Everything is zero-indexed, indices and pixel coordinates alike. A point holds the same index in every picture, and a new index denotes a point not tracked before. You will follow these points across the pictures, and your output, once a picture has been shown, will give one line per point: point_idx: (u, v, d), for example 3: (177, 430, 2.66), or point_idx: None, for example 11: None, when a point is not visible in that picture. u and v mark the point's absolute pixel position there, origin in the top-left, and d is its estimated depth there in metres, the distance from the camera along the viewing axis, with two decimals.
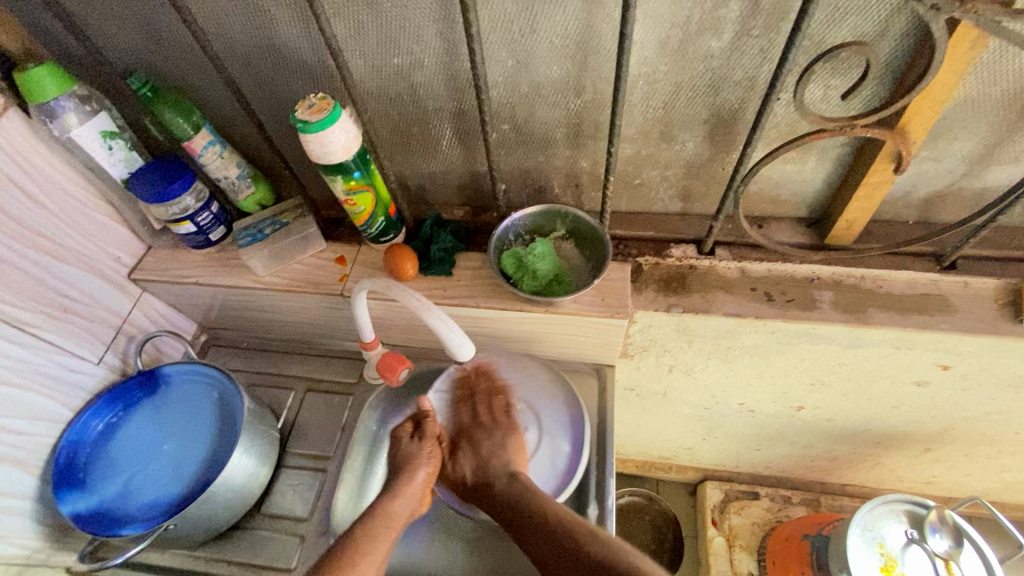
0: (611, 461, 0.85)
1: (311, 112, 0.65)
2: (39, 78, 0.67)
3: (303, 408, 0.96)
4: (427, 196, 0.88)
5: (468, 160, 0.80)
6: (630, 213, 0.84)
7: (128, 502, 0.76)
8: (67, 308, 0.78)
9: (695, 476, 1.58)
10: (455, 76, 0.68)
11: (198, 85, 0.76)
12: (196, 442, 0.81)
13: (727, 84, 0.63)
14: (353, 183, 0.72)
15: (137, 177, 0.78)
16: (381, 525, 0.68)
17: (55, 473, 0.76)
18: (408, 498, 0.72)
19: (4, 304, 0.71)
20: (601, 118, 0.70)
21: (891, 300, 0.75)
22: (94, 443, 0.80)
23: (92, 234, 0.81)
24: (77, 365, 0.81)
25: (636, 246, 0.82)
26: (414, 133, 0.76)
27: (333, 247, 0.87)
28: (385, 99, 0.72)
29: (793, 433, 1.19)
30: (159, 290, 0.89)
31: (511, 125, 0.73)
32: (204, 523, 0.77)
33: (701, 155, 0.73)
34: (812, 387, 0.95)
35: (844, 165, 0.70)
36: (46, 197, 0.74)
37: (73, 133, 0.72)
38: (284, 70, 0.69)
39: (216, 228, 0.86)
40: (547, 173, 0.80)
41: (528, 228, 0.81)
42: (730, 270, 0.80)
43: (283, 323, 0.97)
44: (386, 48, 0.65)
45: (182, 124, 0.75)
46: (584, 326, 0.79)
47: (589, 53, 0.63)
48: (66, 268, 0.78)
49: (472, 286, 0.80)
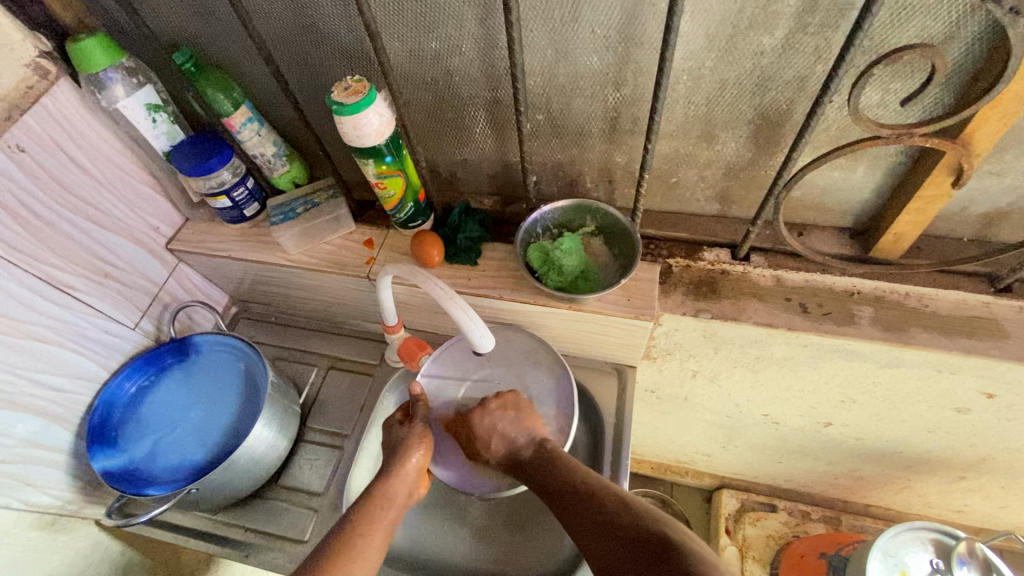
0: (626, 463, 0.84)
1: (346, 95, 0.65)
2: (89, 49, 0.69)
3: (324, 385, 0.98)
4: (458, 183, 0.87)
5: (500, 150, 0.79)
6: (663, 212, 0.82)
7: (155, 463, 0.79)
8: (106, 274, 0.81)
9: (711, 482, 1.55)
10: (493, 63, 0.66)
11: (239, 63, 0.77)
12: (221, 410, 0.84)
13: (776, 83, 0.60)
14: (385, 168, 0.72)
15: (178, 151, 0.80)
16: (378, 507, 0.68)
17: (89, 430, 0.79)
18: (404, 486, 0.71)
19: (49, 267, 0.73)
20: (639, 114, 0.68)
21: (937, 320, 0.71)
22: (127, 404, 0.84)
23: (133, 203, 0.84)
24: (115, 330, 0.84)
25: (666, 247, 0.80)
26: (448, 119, 0.76)
27: (362, 229, 0.88)
28: (421, 83, 0.71)
29: (818, 448, 1.15)
30: (194, 261, 0.92)
31: (546, 116, 0.71)
32: (225, 489, 0.80)
33: (743, 156, 0.70)
34: (841, 404, 0.92)
35: (896, 175, 0.66)
36: (92, 165, 0.76)
37: (119, 104, 0.74)
38: (323, 50, 0.69)
39: (251, 204, 0.88)
40: (580, 167, 0.78)
41: (557, 223, 0.80)
42: (764, 278, 0.77)
43: (310, 301, 0.98)
44: (424, 32, 0.65)
45: (223, 100, 0.77)
46: (608, 325, 0.78)
47: (631, 45, 0.60)
48: (108, 235, 0.80)
49: (497, 278, 0.80)
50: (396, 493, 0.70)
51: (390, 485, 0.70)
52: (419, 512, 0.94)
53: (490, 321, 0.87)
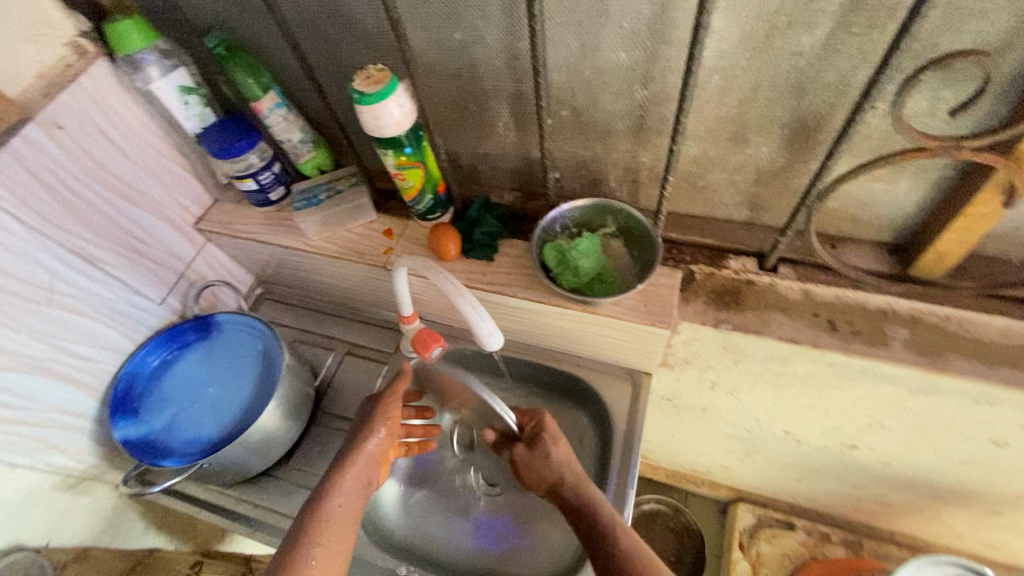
0: (634, 471, 0.82)
1: (368, 84, 0.64)
2: (125, 31, 0.71)
3: (340, 369, 0.99)
4: (479, 177, 0.86)
5: (523, 144, 0.77)
6: (690, 216, 0.79)
7: (171, 435, 0.82)
8: (135, 250, 0.84)
9: (728, 495, 1.51)
10: (517, 56, 0.65)
11: (268, 48, 0.78)
12: (237, 389, 0.86)
13: (815, 86, 0.56)
14: (404, 158, 0.71)
15: (209, 133, 0.81)
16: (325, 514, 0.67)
17: (112, 399, 0.82)
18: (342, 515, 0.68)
19: (81, 241, 0.76)
20: (667, 113, 0.65)
21: (978, 348, 0.66)
22: (150, 376, 0.86)
23: (164, 182, 0.86)
24: (142, 304, 0.87)
25: (690, 253, 0.77)
26: (471, 111, 0.75)
27: (383, 218, 0.88)
28: (445, 74, 0.70)
29: (841, 470, 1.10)
30: (220, 241, 0.94)
31: (570, 112, 0.69)
32: (237, 465, 0.82)
33: (776, 163, 0.66)
34: (869, 427, 0.87)
35: (943, 190, 0.62)
36: (125, 144, 0.79)
37: (153, 86, 0.76)
38: (348, 37, 0.69)
39: (276, 188, 0.89)
40: (605, 166, 0.76)
41: (576, 222, 0.78)
42: (792, 290, 0.73)
43: (330, 286, 1.00)
44: (449, 22, 0.63)
45: (252, 84, 0.78)
46: (623, 330, 0.76)
47: (661, 41, 0.58)
48: (138, 212, 0.83)
49: (512, 275, 0.79)
50: (331, 517, 0.67)
51: (322, 510, 0.67)
52: (424, 502, 0.94)
53: (503, 318, 0.86)
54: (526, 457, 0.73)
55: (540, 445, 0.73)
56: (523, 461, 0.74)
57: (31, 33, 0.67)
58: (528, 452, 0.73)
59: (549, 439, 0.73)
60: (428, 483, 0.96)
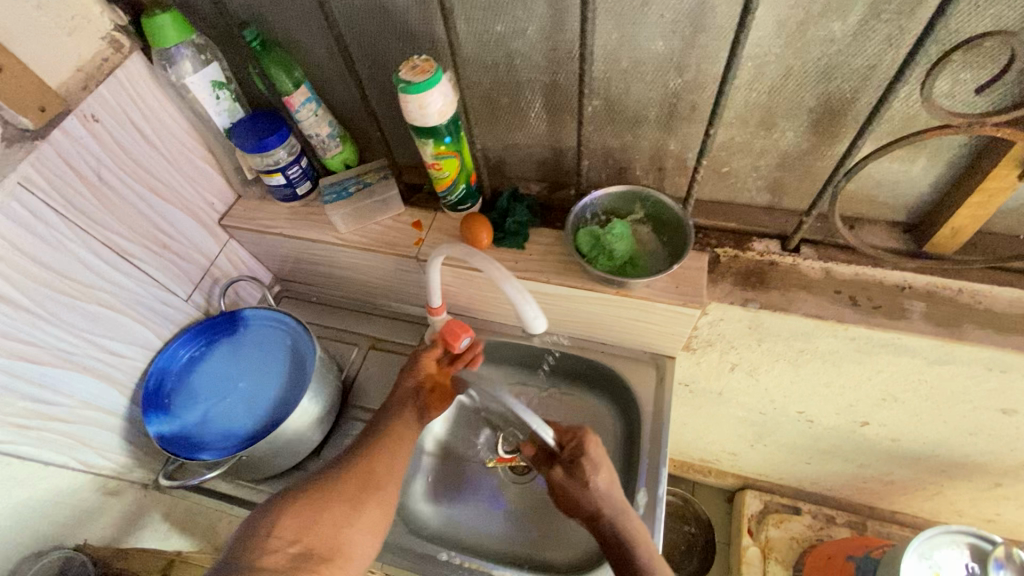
0: (666, 450, 0.85)
1: (414, 73, 0.66)
2: (163, 25, 0.71)
3: (365, 364, 1.00)
4: (506, 169, 0.88)
5: (553, 135, 0.80)
6: (713, 202, 0.82)
7: (205, 430, 0.81)
8: (164, 245, 0.83)
9: (734, 483, 1.55)
10: (556, 47, 0.67)
11: (301, 43, 0.79)
12: (268, 383, 0.85)
13: (842, 72, 0.60)
14: (442, 148, 0.73)
15: (238, 127, 0.82)
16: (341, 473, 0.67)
17: (144, 396, 0.80)
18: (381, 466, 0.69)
19: (114, 234, 0.76)
20: (699, 100, 0.69)
21: (991, 317, 0.71)
22: (179, 372, 0.85)
23: (192, 177, 0.86)
24: (169, 300, 0.86)
25: (715, 237, 0.81)
26: (502, 103, 0.77)
27: (410, 211, 0.90)
28: (481, 66, 0.73)
29: (850, 449, 1.14)
30: (244, 237, 0.94)
31: (603, 102, 0.72)
32: (273, 457, 0.82)
33: (800, 146, 0.70)
34: (882, 403, 0.91)
35: (957, 168, 0.66)
36: (156, 138, 0.79)
37: (187, 80, 0.77)
38: (388, 31, 0.71)
39: (303, 183, 0.89)
40: (632, 155, 0.79)
41: (605, 210, 0.81)
42: (814, 269, 0.77)
43: (353, 282, 1.00)
44: (492, 14, 0.66)
45: (285, 79, 0.79)
46: (654, 311, 0.79)
47: (698, 29, 0.61)
48: (167, 207, 0.83)
49: (544, 261, 0.81)
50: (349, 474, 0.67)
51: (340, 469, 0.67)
52: (454, 492, 0.95)
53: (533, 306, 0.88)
54: (563, 481, 0.69)
55: (578, 470, 0.68)
56: (559, 485, 0.70)
57: (70, 26, 0.68)
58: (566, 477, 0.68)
59: (587, 466, 0.67)
60: (456, 474, 0.96)
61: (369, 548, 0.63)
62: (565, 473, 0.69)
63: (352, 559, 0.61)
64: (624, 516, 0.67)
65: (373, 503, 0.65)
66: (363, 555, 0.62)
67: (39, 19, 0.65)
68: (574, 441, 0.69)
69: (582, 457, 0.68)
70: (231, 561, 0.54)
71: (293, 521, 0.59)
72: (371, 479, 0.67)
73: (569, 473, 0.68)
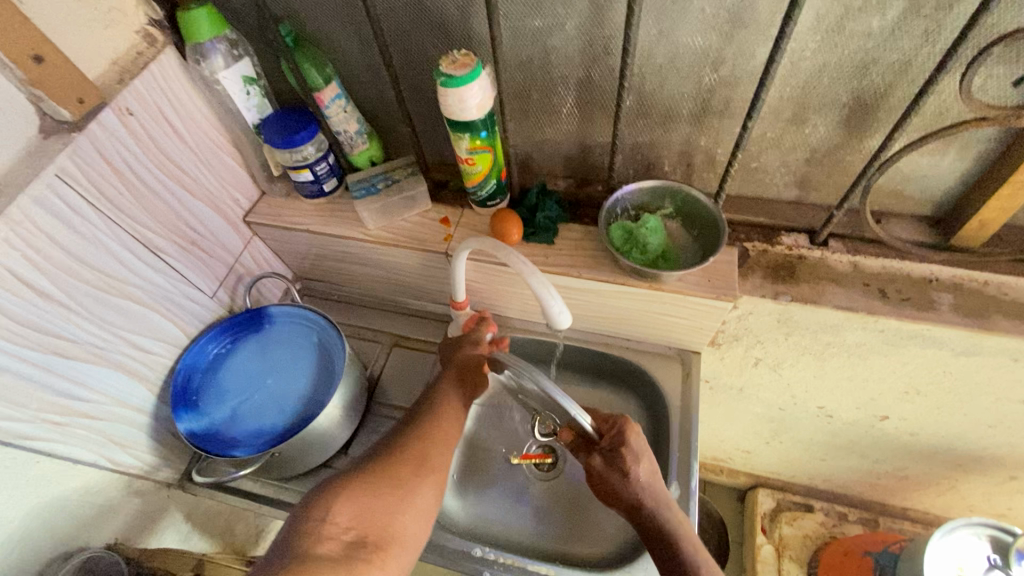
0: (695, 444, 0.85)
1: (455, 67, 0.67)
2: (197, 19, 0.71)
3: (389, 362, 0.99)
4: (533, 166, 0.89)
5: (583, 131, 0.81)
6: (741, 198, 0.83)
7: (235, 427, 0.80)
8: (192, 240, 0.83)
9: (746, 481, 1.56)
10: (593, 42, 0.68)
11: (333, 39, 0.79)
12: (297, 379, 0.85)
13: (878, 66, 0.62)
14: (478, 143, 0.74)
15: (268, 123, 0.82)
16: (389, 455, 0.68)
17: (172, 394, 0.79)
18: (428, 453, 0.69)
19: (146, 229, 0.75)
20: (733, 95, 0.70)
21: (1018, 308, 0.72)
22: (206, 369, 0.84)
23: (219, 173, 0.86)
24: (196, 297, 0.85)
25: (743, 232, 0.82)
26: (534, 99, 0.78)
27: (437, 208, 0.90)
28: (515, 62, 0.73)
29: (867, 444, 1.16)
30: (268, 234, 0.94)
31: (636, 97, 0.73)
32: (303, 454, 0.81)
33: (830, 141, 0.71)
34: (904, 396, 0.93)
35: (986, 162, 0.68)
36: (187, 133, 0.79)
37: (219, 74, 0.76)
38: (424, 26, 0.72)
39: (330, 179, 0.89)
40: (661, 151, 0.80)
41: (636, 205, 0.82)
42: (842, 263, 0.78)
43: (376, 280, 1.00)
44: (531, 10, 0.67)
45: (315, 75, 0.79)
46: (685, 305, 0.80)
47: (737, 24, 0.62)
48: (195, 203, 0.82)
49: (574, 256, 0.82)
50: (399, 456, 0.67)
51: (389, 453, 0.68)
52: (481, 489, 0.94)
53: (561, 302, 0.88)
54: (602, 470, 0.70)
55: (618, 460, 0.69)
56: (598, 474, 0.71)
57: (106, 19, 0.68)
58: (605, 466, 0.69)
59: (629, 457, 0.68)
60: (482, 471, 0.96)
61: (420, 531, 0.62)
62: (604, 461, 0.70)
63: (404, 544, 0.60)
64: (664, 504, 0.67)
65: (427, 485, 0.66)
66: (416, 536, 0.62)
67: (77, 12, 0.65)
68: (615, 432, 0.70)
69: (624, 447, 0.69)
70: (286, 552, 0.54)
71: (346, 505, 0.59)
72: (423, 462, 0.68)
73: (609, 461, 0.69)
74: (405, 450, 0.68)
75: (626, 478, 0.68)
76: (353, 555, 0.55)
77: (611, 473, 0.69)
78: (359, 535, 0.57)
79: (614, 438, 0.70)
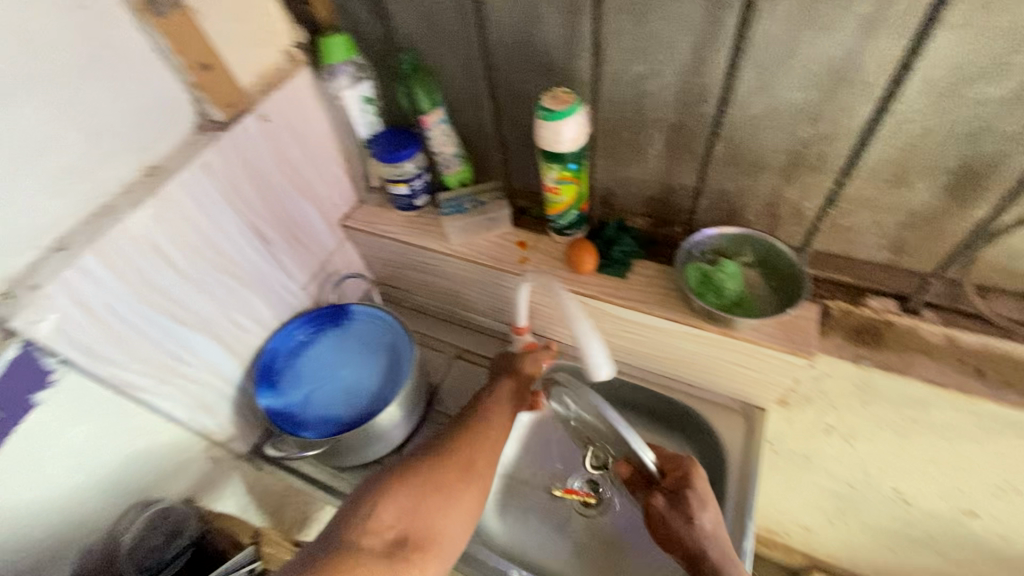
0: (752, 502, 0.81)
1: (554, 102, 0.72)
2: (334, 45, 0.81)
3: (450, 372, 1.03)
4: (614, 202, 0.91)
5: (669, 172, 0.82)
6: (827, 255, 0.81)
7: (307, 410, 0.86)
8: (295, 235, 0.91)
9: (801, 562, 1.44)
10: (691, 90, 0.71)
11: (448, 71, 0.85)
12: (367, 374, 0.90)
13: (992, 134, 0.60)
14: (565, 173, 0.79)
15: (377, 139, 0.91)
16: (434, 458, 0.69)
17: (258, 371, 0.87)
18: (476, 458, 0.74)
19: (261, 220, 0.84)
20: (829, 152, 0.69)
21: None
22: (288, 353, 0.91)
23: (327, 178, 0.95)
24: (289, 286, 0.94)
25: (827, 289, 0.80)
26: (624, 138, 0.81)
27: (517, 231, 0.94)
28: (612, 102, 0.77)
29: (947, 542, 1.04)
30: (358, 238, 1.02)
31: (728, 145, 0.74)
32: (363, 445, 0.85)
33: (932, 207, 0.69)
34: (997, 491, 0.84)
35: None
36: (307, 139, 0.88)
37: (343, 94, 0.85)
38: (531, 63, 0.77)
39: (422, 195, 0.96)
40: (746, 199, 0.80)
41: (714, 249, 0.82)
42: (935, 335, 0.75)
43: (448, 293, 1.05)
44: (635, 55, 0.70)
45: (424, 99, 0.86)
46: (755, 355, 0.78)
47: (842, 82, 0.63)
48: (303, 202, 0.91)
49: (646, 292, 0.83)
50: (446, 458, 0.69)
51: (438, 454, 0.70)
52: (523, 512, 0.95)
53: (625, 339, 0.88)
54: (664, 512, 0.68)
55: (682, 503, 0.67)
56: (658, 515, 0.68)
57: (262, 39, 0.79)
58: (668, 507, 0.67)
59: (694, 500, 0.66)
60: (526, 496, 0.96)
61: (462, 533, 0.66)
62: (666, 502, 0.68)
63: (445, 547, 0.64)
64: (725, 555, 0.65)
65: (472, 489, 0.68)
66: (458, 539, 0.65)
67: (241, 32, 0.75)
68: (680, 473, 0.69)
69: (688, 489, 0.67)
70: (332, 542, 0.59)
71: (391, 505, 0.63)
72: (469, 468, 0.69)
73: (671, 502, 0.68)
74: (451, 453, 0.70)
75: (690, 524, 0.66)
76: (395, 556, 0.59)
77: (673, 516, 0.67)
78: (402, 536, 0.61)
79: (678, 480, 0.68)
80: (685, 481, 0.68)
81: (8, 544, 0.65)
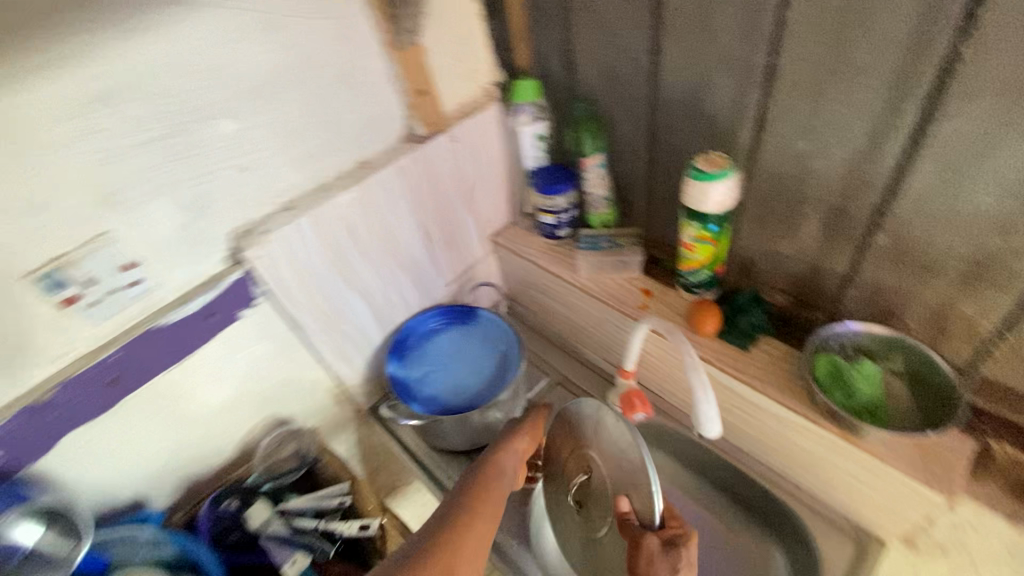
0: None
1: (707, 165, 0.75)
2: (525, 88, 0.95)
3: (549, 396, 1.07)
4: (755, 273, 0.89)
5: (820, 255, 0.78)
6: (1001, 387, 0.70)
7: (420, 387, 0.98)
8: (450, 239, 1.05)
9: None
10: (857, 177, 0.68)
11: (615, 122, 0.92)
12: (476, 373, 0.99)
13: None
14: (704, 234, 0.81)
15: (539, 171, 1.02)
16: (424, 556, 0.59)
17: (393, 341, 1.01)
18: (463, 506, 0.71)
19: (429, 220, 0.99)
20: (1021, 269, 0.61)
21: None
22: (418, 335, 1.04)
23: (489, 197, 1.08)
24: (434, 281, 1.07)
25: (991, 425, 0.73)
26: (776, 212, 0.79)
27: (646, 279, 0.97)
28: (769, 175, 0.77)
29: None
30: (502, 254, 1.13)
31: (892, 239, 0.69)
32: (456, 433, 0.94)
33: None
34: None
35: None
36: (482, 161, 1.02)
37: (521, 128, 0.98)
38: (695, 126, 0.81)
39: (566, 227, 1.04)
40: (907, 302, 0.73)
41: (858, 346, 0.75)
42: None
43: (567, 323, 1.10)
44: (801, 133, 0.70)
45: (589, 144, 0.95)
46: (880, 472, 0.70)
47: None
48: (464, 213, 1.05)
49: (764, 370, 0.80)
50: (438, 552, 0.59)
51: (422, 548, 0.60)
52: None
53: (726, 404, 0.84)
54: (654, 552, 0.61)
55: (675, 550, 0.62)
56: (645, 553, 0.61)
57: (470, 76, 0.95)
58: (659, 546, 0.61)
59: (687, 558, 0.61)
60: None
61: None
62: (659, 544, 0.62)
63: None
64: None
65: None
66: None
67: (456, 69, 0.92)
68: (681, 528, 0.64)
69: (682, 546, 0.62)
70: None
71: None
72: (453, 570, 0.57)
73: (663, 549, 0.61)
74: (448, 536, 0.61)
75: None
76: None
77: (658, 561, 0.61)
78: None
79: (673, 532, 0.63)
80: (681, 535, 0.63)
81: (191, 423, 0.84)
